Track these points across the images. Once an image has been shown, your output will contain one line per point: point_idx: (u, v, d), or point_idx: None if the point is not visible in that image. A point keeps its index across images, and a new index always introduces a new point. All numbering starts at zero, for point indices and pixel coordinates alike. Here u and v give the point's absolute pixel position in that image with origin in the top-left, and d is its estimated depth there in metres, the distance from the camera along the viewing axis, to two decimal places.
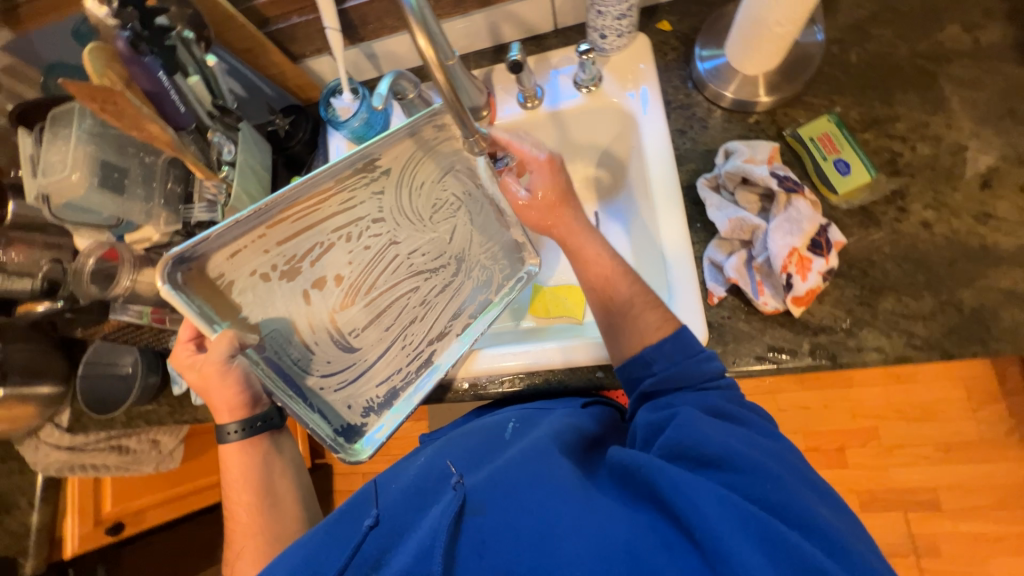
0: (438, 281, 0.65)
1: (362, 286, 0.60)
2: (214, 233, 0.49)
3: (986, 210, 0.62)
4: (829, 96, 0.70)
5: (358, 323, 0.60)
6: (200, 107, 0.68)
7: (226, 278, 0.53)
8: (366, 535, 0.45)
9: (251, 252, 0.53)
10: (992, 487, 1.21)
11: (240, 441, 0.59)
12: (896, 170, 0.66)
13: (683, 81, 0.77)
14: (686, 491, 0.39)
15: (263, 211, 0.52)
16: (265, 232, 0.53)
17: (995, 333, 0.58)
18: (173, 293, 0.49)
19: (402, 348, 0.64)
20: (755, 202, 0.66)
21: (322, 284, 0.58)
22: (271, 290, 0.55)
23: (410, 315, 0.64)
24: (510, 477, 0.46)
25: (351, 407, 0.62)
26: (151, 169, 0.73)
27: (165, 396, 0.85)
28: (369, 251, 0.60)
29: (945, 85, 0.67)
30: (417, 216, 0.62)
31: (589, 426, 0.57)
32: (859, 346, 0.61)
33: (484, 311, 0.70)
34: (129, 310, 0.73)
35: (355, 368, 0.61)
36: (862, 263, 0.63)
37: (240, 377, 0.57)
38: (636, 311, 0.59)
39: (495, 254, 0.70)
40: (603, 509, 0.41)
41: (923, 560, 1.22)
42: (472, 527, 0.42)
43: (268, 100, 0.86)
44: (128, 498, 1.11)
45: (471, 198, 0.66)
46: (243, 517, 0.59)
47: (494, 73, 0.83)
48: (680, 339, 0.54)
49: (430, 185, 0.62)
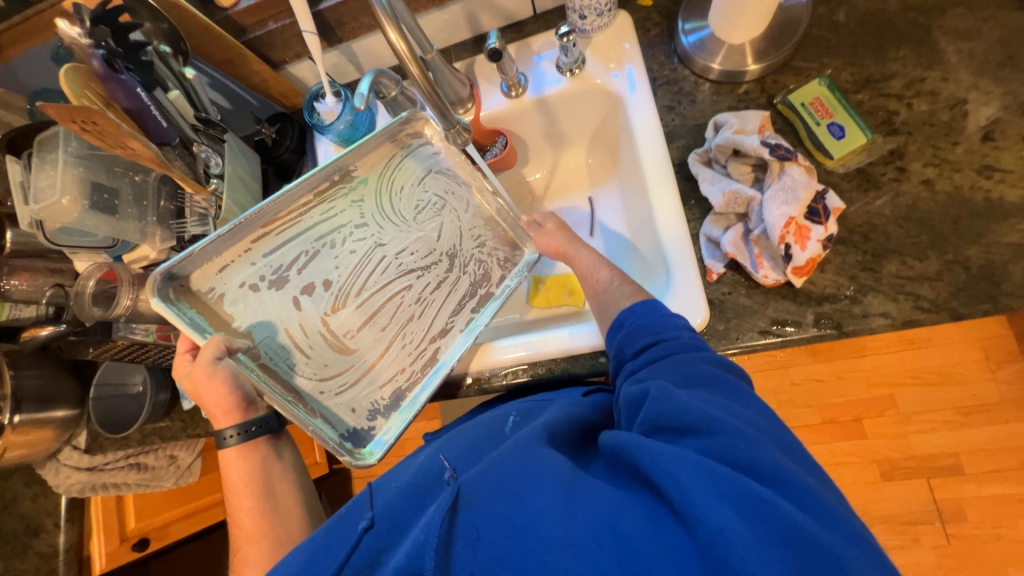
0: (429, 277, 0.68)
1: (353, 289, 0.66)
2: (199, 248, 0.59)
3: (989, 162, 0.60)
4: (819, 59, 0.68)
5: (352, 324, 0.65)
6: (183, 121, 0.68)
7: (217, 292, 0.61)
8: (362, 534, 0.45)
9: (240, 265, 0.62)
10: (1015, 447, 1.19)
11: (239, 444, 0.58)
12: (893, 130, 0.64)
13: (668, 57, 0.75)
14: (664, 464, 0.39)
15: (245, 226, 0.62)
16: (251, 246, 0.63)
17: (1005, 289, 0.57)
18: (163, 306, 0.57)
19: (403, 347, 0.64)
20: (749, 173, 0.64)
21: (313, 289, 0.64)
22: (262, 298, 0.62)
23: (406, 313, 0.66)
24: (500, 465, 0.45)
25: (355, 410, 0.61)
26: (143, 187, 0.74)
27: (176, 412, 0.86)
28: (356, 254, 0.67)
29: (940, 37, 0.65)
30: (397, 219, 0.69)
31: (581, 409, 0.56)
32: (865, 313, 0.59)
33: (488, 303, 0.66)
34: (135, 329, 0.74)
35: (355, 369, 0.63)
36: (862, 228, 0.62)
37: (225, 381, 0.56)
38: (616, 287, 0.60)
39: (483, 243, 0.70)
40: (587, 490, 0.41)
41: (949, 526, 1.20)
42: (465, 519, 0.42)
43: (252, 110, 0.83)
44: (151, 514, 1.14)
45: (452, 197, 0.71)
46: (245, 524, 0.56)
47: (476, 64, 0.82)
48: (650, 305, 0.54)
49: (406, 189, 0.70)
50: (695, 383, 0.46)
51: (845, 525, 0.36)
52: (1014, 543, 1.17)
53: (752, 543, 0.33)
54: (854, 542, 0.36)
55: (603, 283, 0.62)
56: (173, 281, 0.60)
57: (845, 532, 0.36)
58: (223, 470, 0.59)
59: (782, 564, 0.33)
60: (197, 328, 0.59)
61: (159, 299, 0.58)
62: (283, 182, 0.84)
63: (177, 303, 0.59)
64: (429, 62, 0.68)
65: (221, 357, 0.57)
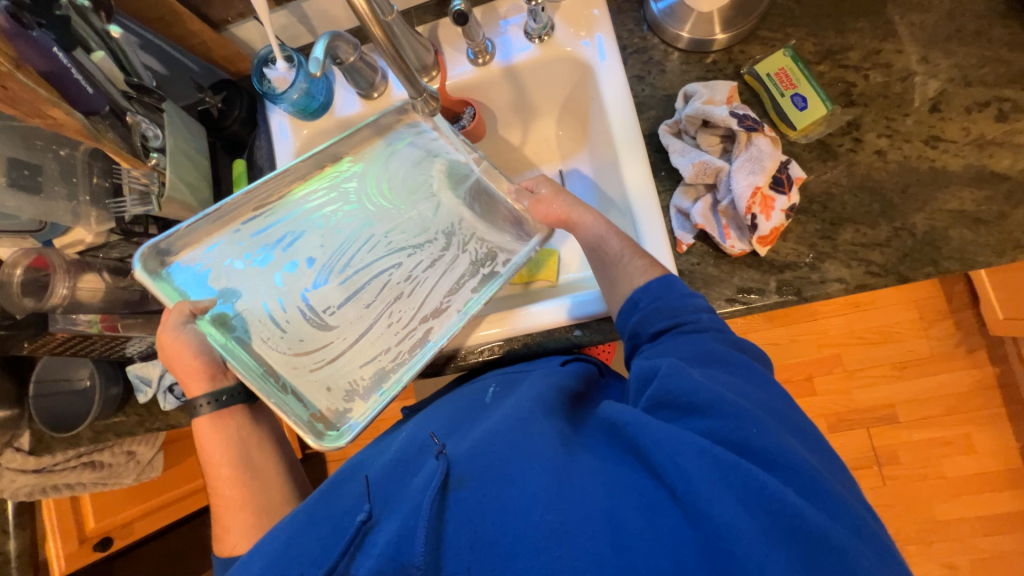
0: (417, 257, 0.67)
1: (338, 269, 0.67)
2: (184, 227, 0.62)
3: (936, 133, 0.63)
4: (783, 29, 0.69)
5: (333, 302, 0.65)
6: (112, 87, 0.62)
7: (204, 268, 0.64)
8: (359, 529, 0.43)
9: (227, 244, 0.65)
10: (942, 396, 1.32)
11: (211, 413, 0.57)
12: (851, 101, 0.66)
13: (637, 25, 0.74)
14: (670, 451, 0.40)
15: (231, 208, 0.65)
16: (237, 225, 0.66)
17: (945, 253, 0.61)
18: (145, 276, 0.60)
19: (388, 324, 0.64)
20: (717, 144, 0.65)
21: (296, 268, 0.66)
22: (245, 274, 0.64)
23: (394, 291, 0.66)
24: (492, 444, 0.46)
25: (331, 389, 0.59)
26: (69, 163, 0.66)
27: (132, 405, 0.80)
28: (341, 234, 0.68)
29: (893, 10, 0.67)
30: (388, 203, 0.70)
31: (568, 381, 0.57)
32: (822, 279, 0.62)
33: (484, 283, 0.64)
34: (76, 320, 0.68)
35: (333, 346, 0.62)
36: (821, 197, 0.64)
37: (191, 344, 0.57)
38: (627, 261, 0.57)
39: (476, 223, 0.70)
40: (587, 470, 0.42)
41: (884, 469, 1.33)
42: (456, 501, 0.43)
43: (192, 75, 0.76)
44: (110, 512, 1.07)
45: (444, 181, 0.71)
46: (225, 492, 0.57)
47: (439, 29, 0.78)
48: (666, 280, 0.53)
49: (398, 175, 0.71)
50: (707, 365, 0.47)
51: (846, 511, 0.38)
52: (938, 480, 1.31)
53: (754, 532, 0.35)
54: (853, 528, 0.38)
55: (615, 253, 0.58)
56: (159, 256, 0.62)
57: (844, 520, 0.38)
58: (198, 439, 0.58)
59: (783, 556, 0.35)
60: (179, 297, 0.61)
61: (141, 267, 0.59)
62: (232, 157, 0.80)
63: (165, 278, 0.62)
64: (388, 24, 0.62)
65: (185, 321, 0.58)
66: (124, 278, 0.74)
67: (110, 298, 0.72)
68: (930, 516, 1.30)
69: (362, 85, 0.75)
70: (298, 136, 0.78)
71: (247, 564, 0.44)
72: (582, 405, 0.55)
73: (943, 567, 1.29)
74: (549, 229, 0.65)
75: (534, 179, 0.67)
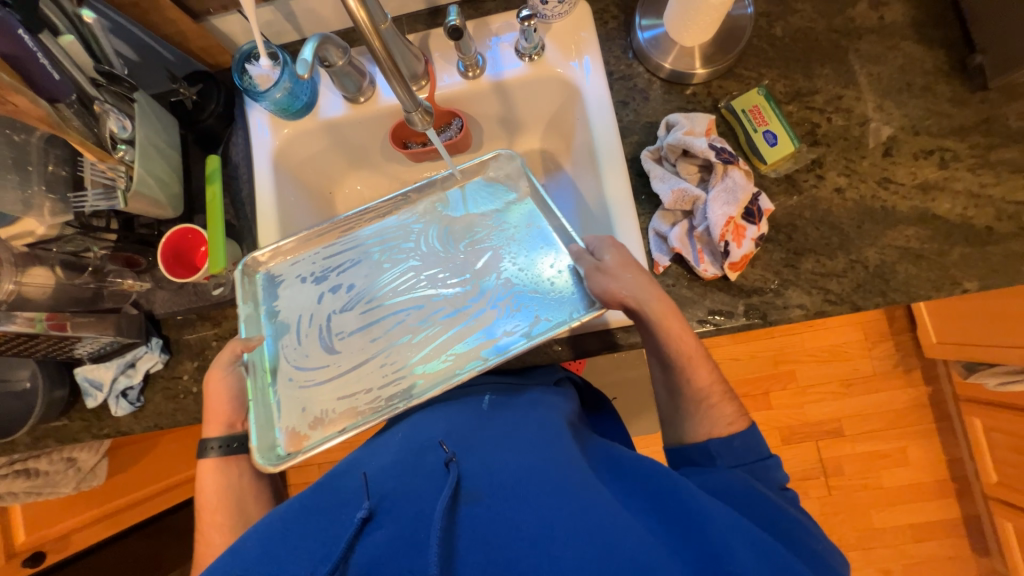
0: (442, 303, 0.70)
1: (367, 300, 0.71)
2: (282, 244, 0.70)
3: (887, 176, 0.69)
4: (758, 69, 0.74)
5: (347, 328, 0.69)
6: (81, 74, 0.59)
7: (280, 275, 0.71)
8: (361, 526, 0.45)
9: (304, 259, 0.72)
10: (882, 412, 1.43)
11: (218, 457, 0.60)
12: (815, 141, 0.71)
13: (624, 51, 0.77)
14: (718, 528, 0.42)
15: (323, 229, 0.72)
16: (315, 245, 0.73)
17: (892, 285, 0.66)
18: (240, 276, 0.67)
19: (381, 366, 0.67)
20: (695, 173, 0.68)
21: (339, 290, 0.71)
22: (302, 288, 0.71)
23: (402, 330, 0.69)
24: (510, 472, 0.47)
25: (306, 410, 0.64)
26: (23, 149, 0.63)
27: (77, 410, 0.75)
28: (387, 265, 0.73)
29: (856, 59, 0.73)
30: (439, 245, 0.73)
31: (568, 408, 0.60)
32: (786, 304, 0.67)
33: (500, 342, 0.66)
34: (15, 318, 0.61)
35: (328, 370, 0.66)
36: (786, 227, 0.69)
37: (231, 386, 0.61)
38: (711, 402, 0.58)
39: (532, 282, 0.69)
40: (613, 518, 0.43)
41: (829, 480, 1.42)
42: (467, 514, 0.44)
43: (166, 65, 0.74)
44: (44, 524, 0.99)
45: (517, 232, 0.72)
46: (215, 540, 0.57)
47: (431, 38, 0.78)
48: (749, 438, 0.56)
49: (451, 221, 0.74)
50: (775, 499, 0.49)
51: None
52: (877, 490, 1.41)
53: None
54: None
55: (703, 387, 0.58)
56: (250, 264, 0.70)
57: None
58: (198, 486, 0.59)
59: None
60: (253, 302, 0.69)
61: (240, 271, 0.67)
62: (205, 151, 0.77)
63: (253, 281, 0.71)
64: (381, 32, 0.62)
65: (236, 364, 0.62)
66: (79, 275, 0.69)
67: (60, 295, 0.67)
68: (868, 524, 1.40)
69: (350, 89, 0.74)
70: (278, 135, 0.77)
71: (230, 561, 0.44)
72: (579, 426, 0.59)
73: (879, 572, 1.39)
74: (605, 304, 0.59)
75: (599, 241, 0.62)
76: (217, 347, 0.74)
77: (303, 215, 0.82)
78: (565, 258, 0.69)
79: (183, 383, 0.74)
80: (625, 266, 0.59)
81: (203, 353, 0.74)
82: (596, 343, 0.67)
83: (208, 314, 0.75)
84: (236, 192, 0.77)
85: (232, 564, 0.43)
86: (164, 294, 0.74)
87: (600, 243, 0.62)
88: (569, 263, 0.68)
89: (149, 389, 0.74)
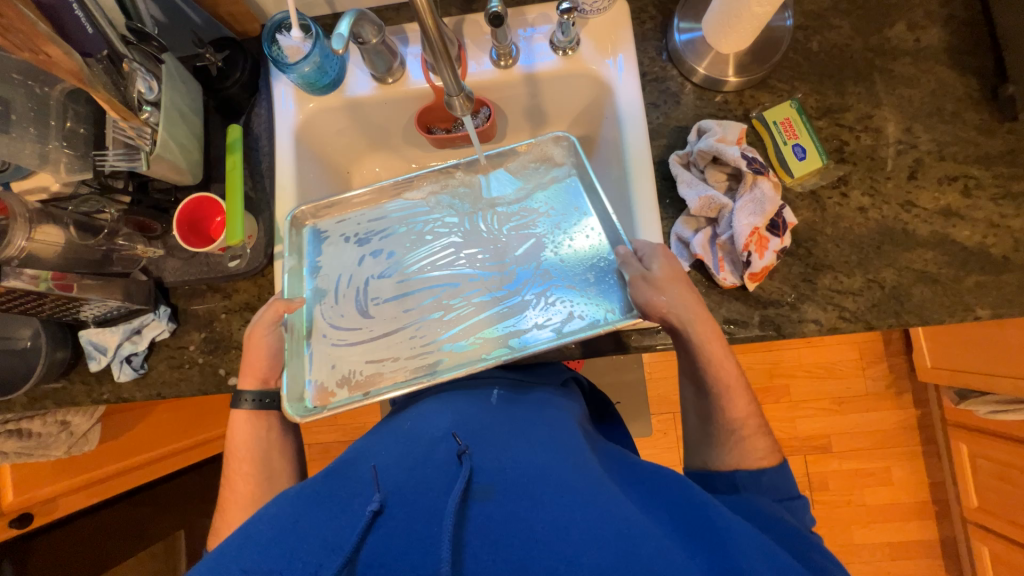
0: (477, 284, 0.70)
1: (405, 271, 0.72)
2: (328, 201, 0.72)
3: (911, 199, 0.69)
4: (791, 82, 0.74)
5: (382, 294, 0.70)
6: (112, 30, 0.58)
7: (326, 231, 0.73)
8: (372, 519, 0.44)
9: (351, 220, 0.74)
10: (872, 431, 1.45)
11: (250, 410, 0.64)
12: (842, 158, 0.71)
13: (659, 53, 0.77)
14: (735, 545, 0.42)
15: (368, 193, 0.74)
16: (356, 207, 0.75)
17: (907, 307, 0.67)
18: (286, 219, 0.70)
19: (410, 338, 0.67)
20: (723, 181, 0.68)
21: (380, 256, 0.73)
22: (344, 248, 0.72)
23: (436, 307, 0.69)
24: (523, 473, 0.47)
25: (335, 367, 0.65)
26: (44, 101, 0.63)
27: (78, 373, 0.73)
28: (427, 237, 0.73)
29: (889, 80, 0.73)
30: (483, 225, 0.74)
31: (575, 412, 0.62)
32: (800, 318, 0.67)
33: (528, 333, 0.65)
34: (21, 274, 0.59)
35: (359, 333, 0.67)
36: (807, 242, 0.69)
37: (270, 345, 0.64)
38: (743, 434, 0.59)
39: (571, 275, 0.68)
40: (630, 522, 0.43)
41: (814, 494, 1.44)
42: (479, 512, 0.44)
43: (193, 28, 0.73)
44: (31, 486, 0.96)
45: (563, 217, 0.72)
46: (239, 488, 0.62)
47: (465, 24, 0.77)
48: (779, 475, 0.57)
49: (500, 203, 0.74)
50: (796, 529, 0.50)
51: None
52: (858, 507, 1.43)
53: None
54: None
55: (736, 419, 0.60)
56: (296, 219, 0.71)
57: None
58: (229, 431, 0.64)
59: None
60: (298, 255, 0.71)
61: (289, 222, 0.70)
62: (226, 120, 0.76)
63: (301, 235, 0.72)
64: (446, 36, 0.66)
65: (279, 323, 0.65)
66: (92, 237, 0.67)
67: (70, 255, 0.65)
68: (847, 539, 1.43)
69: (380, 68, 0.73)
70: (302, 109, 0.76)
71: (242, 546, 0.43)
72: (588, 429, 0.61)
73: None
74: (644, 315, 0.60)
75: (648, 249, 0.62)
76: (226, 320, 0.73)
77: (321, 193, 0.81)
78: (609, 255, 0.67)
79: (188, 354, 0.73)
80: (674, 281, 0.59)
81: (211, 324, 0.73)
82: (610, 343, 0.67)
83: (218, 286, 0.74)
84: (256, 163, 0.75)
85: (246, 547, 0.43)
86: (174, 262, 0.72)
87: (650, 251, 0.62)
88: (613, 262, 0.66)
89: (153, 357, 0.73)
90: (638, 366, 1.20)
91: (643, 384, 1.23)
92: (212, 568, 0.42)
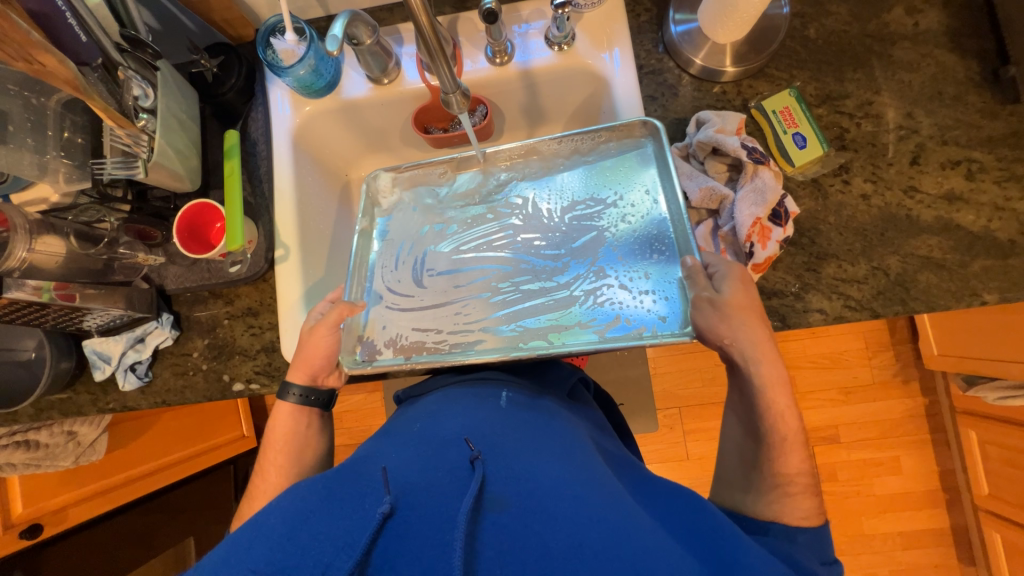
0: (528, 271, 0.72)
1: (460, 248, 0.75)
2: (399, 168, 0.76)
3: (913, 184, 0.69)
4: (789, 70, 0.73)
5: (437, 267, 0.73)
6: (107, 39, 0.58)
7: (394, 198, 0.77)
8: (383, 522, 0.44)
9: (414, 191, 0.78)
10: (880, 420, 1.44)
11: (295, 403, 0.64)
12: (843, 145, 0.71)
13: (654, 45, 0.76)
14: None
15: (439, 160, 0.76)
16: (424, 173, 0.76)
17: (913, 294, 0.66)
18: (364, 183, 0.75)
19: (455, 314, 0.70)
20: (723, 172, 0.68)
21: (441, 229, 0.76)
22: (411, 216, 0.76)
23: (486, 287, 0.71)
24: (538, 486, 0.47)
25: (385, 329, 0.68)
26: (40, 112, 0.63)
27: (83, 383, 0.73)
28: (490, 216, 0.76)
29: (887, 65, 0.72)
30: (545, 210, 0.75)
31: (582, 425, 0.61)
32: (805, 308, 0.67)
33: (571, 331, 0.65)
34: (23, 286, 0.59)
35: (410, 300, 0.71)
36: (810, 231, 0.69)
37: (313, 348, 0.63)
38: (791, 492, 0.55)
39: (626, 271, 0.67)
40: (647, 545, 0.42)
41: (823, 485, 1.44)
42: (493, 522, 0.43)
43: (189, 35, 0.73)
44: (41, 497, 1.00)
45: (631, 207, 0.71)
46: (255, 489, 0.63)
47: (460, 22, 0.77)
48: (818, 535, 0.54)
49: (559, 190, 0.75)
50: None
51: None
52: (867, 497, 1.43)
53: None
54: None
55: (787, 471, 0.56)
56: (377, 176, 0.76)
57: None
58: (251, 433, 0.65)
59: None
60: (368, 217, 0.75)
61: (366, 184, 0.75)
62: (223, 126, 0.76)
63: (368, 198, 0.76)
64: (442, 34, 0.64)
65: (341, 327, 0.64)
66: (93, 246, 0.67)
67: (70, 265, 0.65)
68: (858, 530, 1.43)
69: (375, 70, 0.73)
70: (299, 112, 0.76)
71: (255, 542, 0.43)
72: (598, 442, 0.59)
73: None
74: (702, 340, 0.59)
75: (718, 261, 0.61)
76: (229, 325, 0.73)
77: (321, 196, 0.81)
78: (673, 254, 0.66)
79: (192, 361, 0.73)
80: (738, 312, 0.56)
81: (214, 331, 0.73)
82: None
83: (220, 292, 0.74)
84: (254, 168, 0.75)
85: (256, 544, 0.43)
86: (176, 270, 0.73)
87: (726, 271, 0.59)
88: (675, 265, 0.65)
89: (157, 365, 0.73)
90: (642, 361, 1.19)
91: (648, 379, 1.23)
92: (225, 562, 0.42)
